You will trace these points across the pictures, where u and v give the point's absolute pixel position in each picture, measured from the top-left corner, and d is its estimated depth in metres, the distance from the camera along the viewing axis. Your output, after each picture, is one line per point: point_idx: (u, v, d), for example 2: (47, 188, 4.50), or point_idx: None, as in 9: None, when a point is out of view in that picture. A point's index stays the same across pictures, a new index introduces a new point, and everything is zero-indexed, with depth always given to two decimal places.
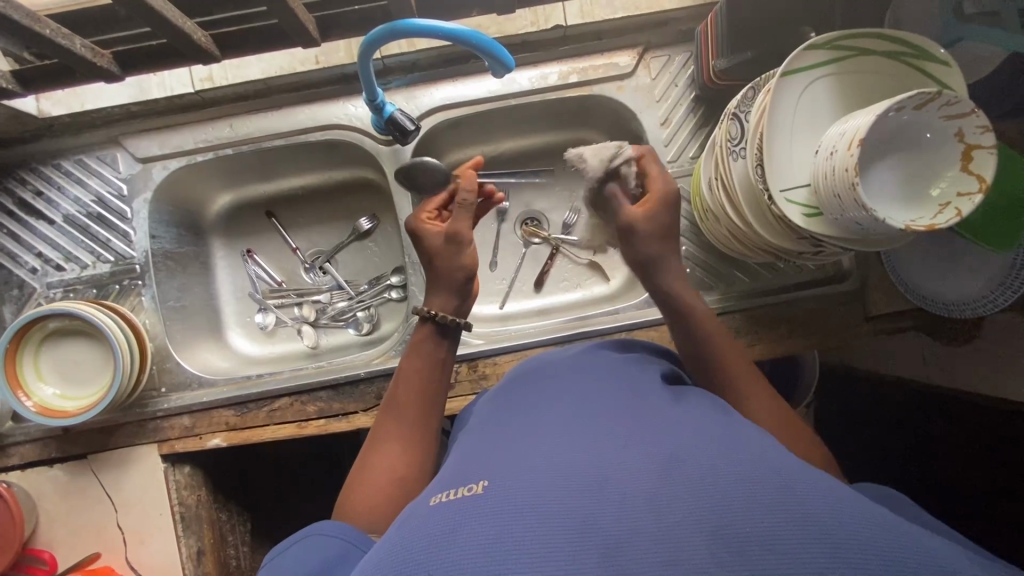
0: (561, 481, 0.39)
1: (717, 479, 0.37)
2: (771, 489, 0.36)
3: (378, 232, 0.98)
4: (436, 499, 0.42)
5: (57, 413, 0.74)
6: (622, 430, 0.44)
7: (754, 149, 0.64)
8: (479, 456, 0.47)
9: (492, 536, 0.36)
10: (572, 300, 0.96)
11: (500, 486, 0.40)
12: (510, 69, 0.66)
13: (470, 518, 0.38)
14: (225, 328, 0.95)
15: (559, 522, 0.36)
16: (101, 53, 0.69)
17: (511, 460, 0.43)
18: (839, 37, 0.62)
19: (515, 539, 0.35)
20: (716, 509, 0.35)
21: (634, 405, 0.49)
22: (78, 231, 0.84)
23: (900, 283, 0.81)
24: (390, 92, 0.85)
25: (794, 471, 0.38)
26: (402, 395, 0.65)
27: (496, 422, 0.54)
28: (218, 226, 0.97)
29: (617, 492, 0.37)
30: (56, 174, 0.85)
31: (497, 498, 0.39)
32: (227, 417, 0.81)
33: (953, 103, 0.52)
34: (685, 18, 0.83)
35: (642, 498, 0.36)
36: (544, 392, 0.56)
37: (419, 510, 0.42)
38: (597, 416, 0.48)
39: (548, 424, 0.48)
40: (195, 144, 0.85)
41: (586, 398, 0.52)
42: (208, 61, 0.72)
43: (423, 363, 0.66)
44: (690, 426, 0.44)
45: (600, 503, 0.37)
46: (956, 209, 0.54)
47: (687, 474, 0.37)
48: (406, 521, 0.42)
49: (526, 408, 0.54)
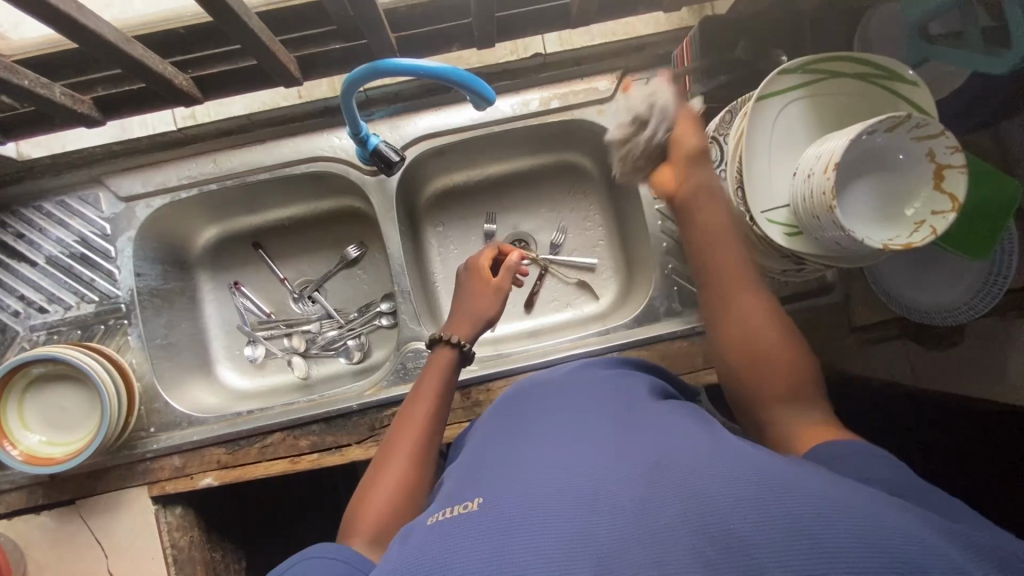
0: (552, 495, 0.39)
1: (705, 483, 0.37)
2: (759, 487, 0.36)
3: (366, 260, 0.98)
4: (432, 520, 0.42)
5: (45, 460, 0.73)
6: (614, 443, 0.45)
7: (735, 172, 0.65)
8: (473, 475, 0.47)
9: (487, 550, 0.36)
10: (563, 320, 0.97)
11: (494, 501, 0.40)
12: (490, 101, 0.66)
13: (465, 535, 0.38)
14: (214, 363, 0.94)
15: (552, 534, 0.36)
16: (81, 99, 0.69)
17: (507, 476, 0.43)
18: (811, 61, 0.64)
19: (509, 552, 0.35)
20: (705, 513, 0.34)
21: (624, 418, 0.49)
22: (61, 272, 0.83)
23: (880, 292, 0.83)
24: (373, 123, 0.85)
25: (784, 473, 0.38)
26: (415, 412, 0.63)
27: (490, 441, 0.53)
28: (204, 260, 0.96)
29: (610, 504, 0.37)
30: (37, 215, 0.84)
31: (490, 514, 0.39)
32: (219, 455, 0.80)
33: (923, 125, 0.54)
34: (662, 43, 0.85)
35: (632, 509, 0.36)
36: (539, 408, 0.56)
37: (416, 529, 0.42)
38: (589, 430, 0.48)
39: (542, 439, 0.48)
40: (179, 181, 0.84)
41: (580, 413, 0.52)
42: (189, 102, 0.72)
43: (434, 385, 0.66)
44: (681, 435, 0.44)
45: (592, 515, 0.37)
46: (931, 228, 0.56)
47: (675, 479, 0.37)
48: (404, 540, 0.42)
49: (518, 424, 0.54)
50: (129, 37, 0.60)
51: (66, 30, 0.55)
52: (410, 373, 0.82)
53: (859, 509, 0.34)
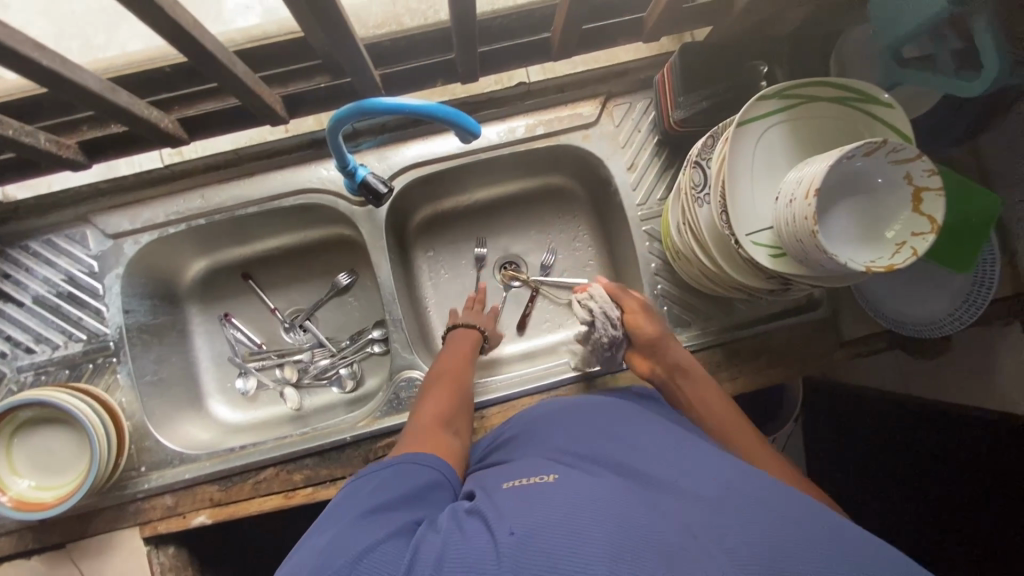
0: (632, 490, 0.43)
1: (776, 520, 0.38)
2: (824, 543, 0.37)
3: (357, 287, 0.98)
4: (511, 484, 0.48)
5: (34, 505, 0.72)
6: (676, 459, 0.47)
7: (718, 196, 0.66)
8: (551, 459, 0.52)
9: (560, 526, 0.39)
10: (556, 341, 0.97)
11: (563, 492, 0.43)
12: (476, 134, 0.67)
13: (546, 499, 0.42)
14: (206, 396, 0.94)
15: (622, 525, 0.38)
16: (66, 144, 0.69)
17: (574, 476, 0.46)
18: (788, 86, 0.65)
19: (581, 531, 0.38)
20: (773, 542, 0.36)
21: (683, 438, 0.52)
22: (48, 311, 0.83)
23: (867, 305, 0.84)
24: (361, 153, 0.86)
25: (838, 526, 0.40)
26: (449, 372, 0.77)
27: (563, 429, 0.58)
28: (194, 292, 0.96)
29: (675, 512, 0.40)
30: (23, 255, 0.83)
31: (568, 488, 0.43)
32: (211, 493, 0.79)
33: (900, 149, 0.55)
34: (643, 68, 0.86)
35: (703, 519, 0.39)
36: (596, 412, 0.59)
37: (495, 491, 0.48)
38: (672, 441, 0.51)
39: (604, 448, 0.51)
40: (167, 217, 0.84)
41: (639, 425, 0.55)
42: (175, 143, 0.73)
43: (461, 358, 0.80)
44: (738, 466, 0.47)
45: (658, 518, 0.39)
46: (912, 249, 0.57)
47: (740, 506, 0.40)
48: (485, 497, 0.47)
49: (595, 420, 0.58)
50: (114, 85, 0.61)
51: (48, 82, 0.55)
52: (404, 402, 0.82)
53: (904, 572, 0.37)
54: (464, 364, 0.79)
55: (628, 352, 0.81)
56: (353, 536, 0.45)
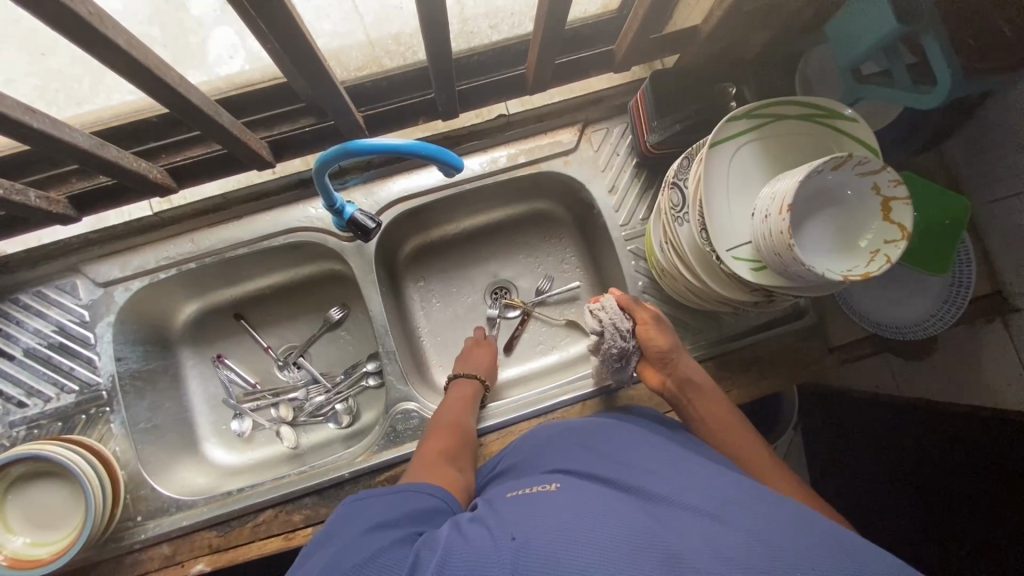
0: (628, 502, 0.44)
1: (773, 533, 0.39)
2: (821, 553, 0.38)
3: (349, 320, 0.99)
4: (513, 494, 0.49)
5: (29, 563, 0.70)
6: (678, 474, 0.48)
7: (697, 214, 0.68)
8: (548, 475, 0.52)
9: (567, 526, 0.40)
10: (549, 363, 0.98)
11: (568, 501, 0.44)
12: (458, 168, 0.68)
13: (545, 508, 0.43)
14: (201, 440, 0.93)
15: (627, 531, 0.39)
16: (56, 199, 0.70)
17: (579, 487, 0.47)
18: (756, 107, 0.68)
19: (587, 532, 0.39)
20: (773, 553, 0.37)
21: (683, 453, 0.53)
22: (40, 364, 0.82)
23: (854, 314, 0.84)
24: (348, 190, 0.87)
25: (841, 535, 0.41)
26: (450, 414, 0.78)
27: (560, 449, 0.58)
28: (186, 336, 0.96)
29: (678, 525, 0.40)
30: (13, 308, 0.83)
31: (566, 498, 0.44)
32: (210, 539, 0.78)
33: (865, 162, 0.57)
34: (617, 95, 0.89)
35: (701, 533, 0.39)
36: (602, 430, 0.61)
37: (497, 500, 0.48)
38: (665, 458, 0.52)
39: (606, 463, 0.52)
40: (157, 262, 0.85)
41: (640, 443, 0.56)
42: (163, 192, 0.74)
43: (463, 399, 0.81)
44: (735, 479, 0.48)
45: (660, 527, 0.40)
46: (886, 256, 0.59)
47: (739, 519, 0.41)
48: (486, 506, 0.48)
49: (589, 441, 0.58)
50: (102, 139, 0.62)
51: (38, 142, 0.56)
52: (401, 435, 0.82)
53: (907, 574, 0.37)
54: (462, 405, 0.80)
55: (639, 363, 0.79)
56: (358, 548, 0.47)
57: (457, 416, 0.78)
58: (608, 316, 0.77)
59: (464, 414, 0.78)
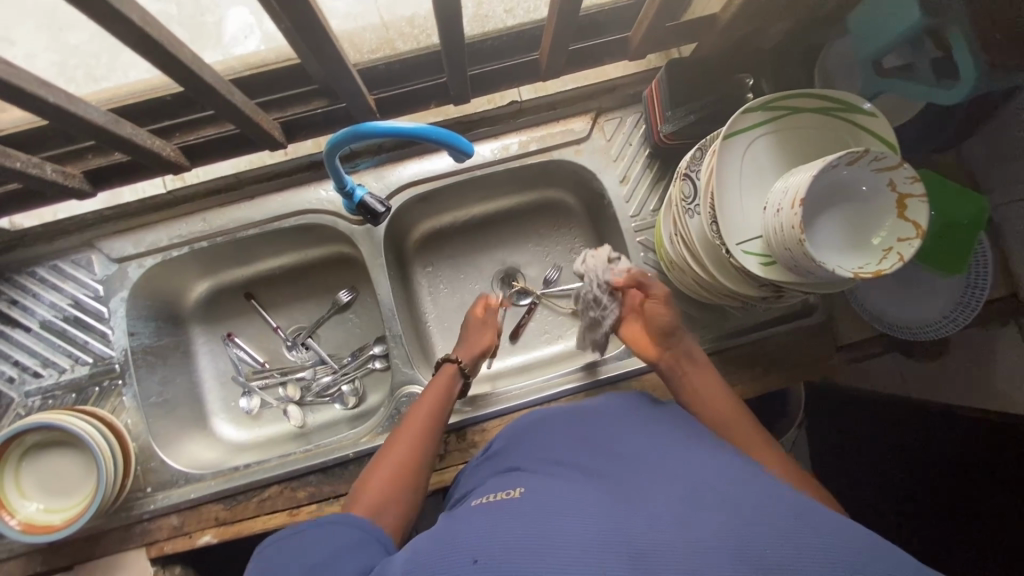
0: (598, 496, 0.44)
1: (742, 510, 0.39)
2: (793, 532, 0.37)
3: (357, 304, 0.99)
4: (477, 506, 0.48)
5: (42, 528, 0.73)
6: (654, 463, 0.48)
7: (708, 207, 0.67)
8: (520, 474, 0.52)
9: (523, 534, 0.40)
10: (554, 352, 0.98)
11: (536, 502, 0.44)
12: (469, 154, 0.68)
13: (507, 518, 0.42)
14: (210, 416, 0.95)
15: (592, 532, 0.39)
16: (71, 173, 0.71)
17: (549, 486, 0.47)
18: (773, 98, 0.67)
19: (551, 541, 0.39)
20: (744, 535, 0.37)
21: (663, 440, 0.53)
22: (55, 336, 0.84)
23: (868, 315, 0.84)
24: (359, 174, 0.88)
25: (815, 510, 0.40)
26: (421, 411, 0.73)
27: (541, 441, 0.58)
28: (197, 313, 0.97)
29: (647, 512, 0.40)
30: (29, 281, 0.85)
31: (530, 503, 0.44)
32: (217, 512, 0.80)
33: (882, 158, 0.56)
34: (632, 83, 0.88)
35: (669, 518, 0.39)
36: (579, 422, 0.60)
37: (463, 511, 0.48)
38: (631, 450, 0.52)
39: (585, 458, 0.52)
40: (170, 240, 0.86)
41: (617, 435, 0.56)
42: (177, 170, 0.75)
43: (441, 393, 0.76)
44: (714, 463, 0.47)
45: (630, 519, 0.40)
46: (898, 255, 0.58)
47: (711, 502, 0.40)
48: (450, 518, 0.48)
49: (568, 433, 0.58)
50: (116, 115, 0.63)
51: (53, 116, 0.57)
52: (405, 417, 0.83)
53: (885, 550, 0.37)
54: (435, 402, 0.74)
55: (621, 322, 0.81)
56: None
57: (427, 414, 0.72)
58: (598, 262, 0.80)
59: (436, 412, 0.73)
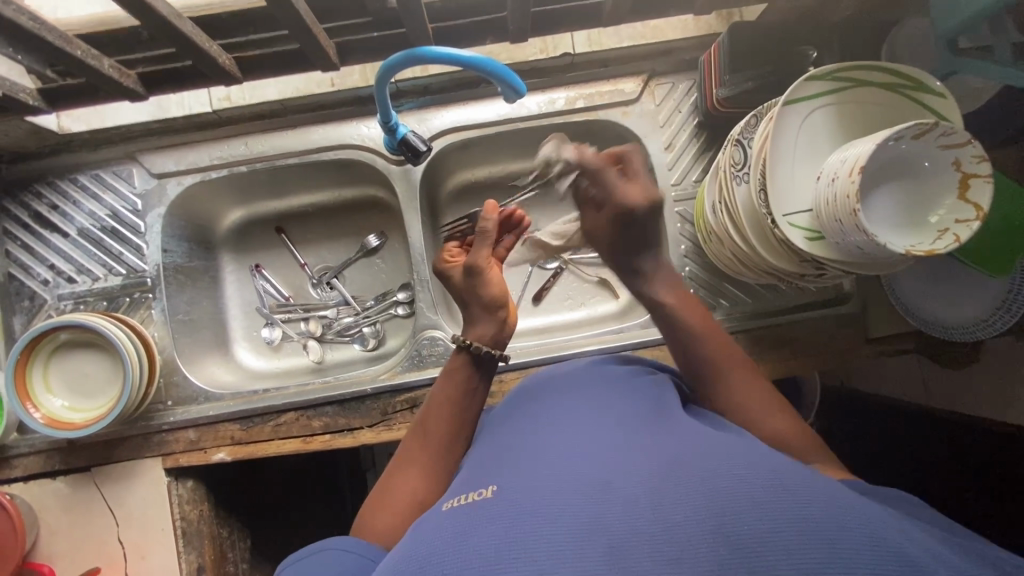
0: (571, 482, 0.41)
1: (712, 487, 0.38)
2: (770, 505, 0.36)
3: (385, 249, 0.99)
4: (449, 504, 0.44)
5: (65, 424, 0.75)
6: (632, 441, 0.46)
7: (758, 174, 0.65)
8: (492, 461, 0.50)
9: (502, 537, 0.37)
10: (577, 318, 0.97)
11: (506, 492, 0.42)
12: (521, 93, 0.68)
13: (478, 523, 0.39)
14: (232, 342, 0.96)
15: (567, 525, 0.37)
16: (127, 73, 0.72)
17: (523, 468, 0.45)
18: (837, 68, 0.65)
19: (527, 541, 0.36)
20: (720, 512, 0.36)
21: (639, 416, 0.51)
22: (91, 244, 0.86)
23: (943, 335, 0.79)
24: (402, 114, 0.87)
25: (796, 475, 0.39)
26: (433, 417, 0.64)
27: (517, 425, 0.56)
28: (228, 241, 0.98)
29: (623, 495, 0.39)
30: (71, 187, 0.86)
31: (501, 504, 0.40)
32: (232, 431, 0.81)
33: (949, 133, 0.54)
34: (689, 48, 0.86)
35: (649, 501, 0.38)
36: (554, 403, 0.58)
37: (431, 514, 0.44)
38: (599, 427, 0.50)
39: (564, 433, 0.50)
40: (210, 161, 0.87)
41: (595, 412, 0.53)
42: (230, 83, 0.75)
43: (456, 393, 0.65)
44: (697, 437, 0.46)
45: (605, 505, 0.38)
46: (954, 235, 0.56)
47: (687, 476, 0.39)
48: (418, 524, 0.44)
49: (539, 416, 0.56)
50: (180, 13, 0.63)
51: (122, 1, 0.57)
52: (425, 359, 0.83)
53: (871, 516, 0.36)
54: (447, 406, 0.64)
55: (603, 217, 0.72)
56: None
57: (439, 419, 0.63)
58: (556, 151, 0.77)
59: (451, 418, 0.63)
